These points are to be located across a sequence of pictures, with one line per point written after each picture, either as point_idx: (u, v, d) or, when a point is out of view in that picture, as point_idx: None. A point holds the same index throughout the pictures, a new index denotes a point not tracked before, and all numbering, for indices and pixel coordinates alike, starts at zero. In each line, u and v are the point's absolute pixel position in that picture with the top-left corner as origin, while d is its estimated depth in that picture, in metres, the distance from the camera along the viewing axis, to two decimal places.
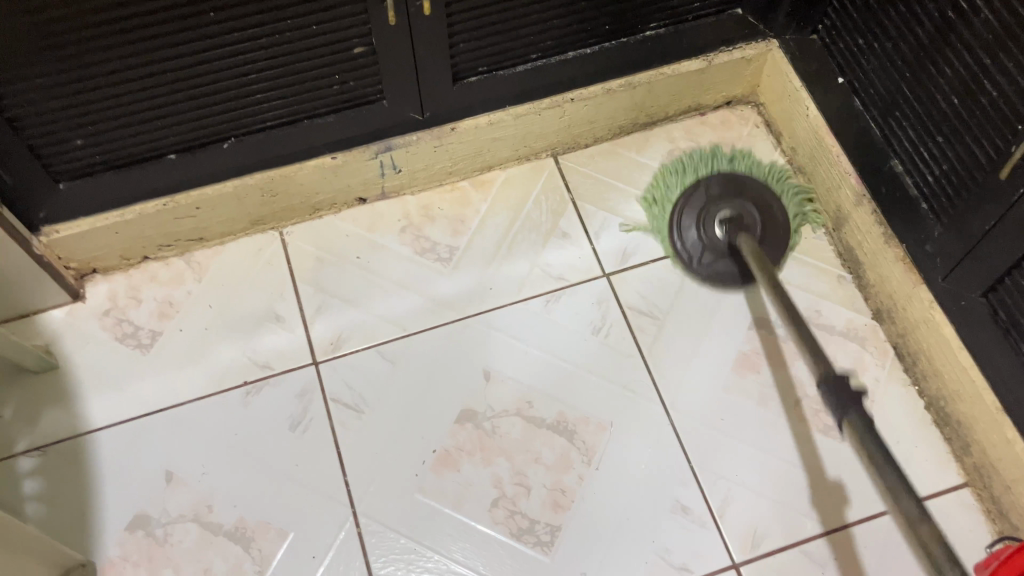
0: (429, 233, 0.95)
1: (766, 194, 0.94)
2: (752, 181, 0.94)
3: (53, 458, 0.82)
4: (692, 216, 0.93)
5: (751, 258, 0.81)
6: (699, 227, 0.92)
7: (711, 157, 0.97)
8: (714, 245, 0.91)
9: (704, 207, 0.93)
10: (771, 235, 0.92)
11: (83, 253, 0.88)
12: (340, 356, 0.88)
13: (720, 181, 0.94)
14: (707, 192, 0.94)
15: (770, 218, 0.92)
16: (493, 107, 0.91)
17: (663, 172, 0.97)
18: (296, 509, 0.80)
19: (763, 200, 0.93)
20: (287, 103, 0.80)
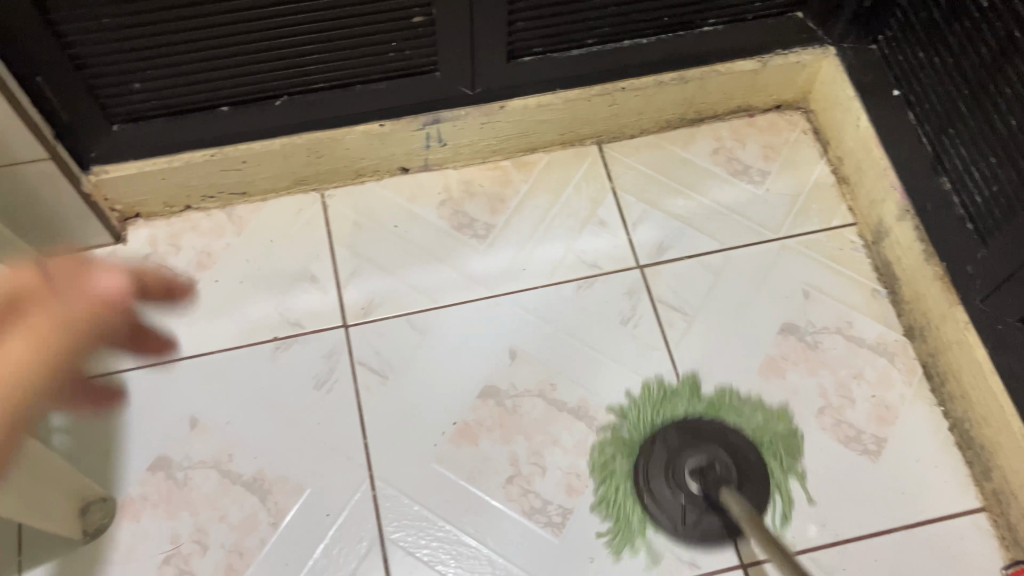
0: (468, 209, 0.96)
1: (728, 431, 0.83)
2: (715, 429, 0.83)
3: (83, 394, 0.83)
4: (659, 471, 0.81)
5: (746, 521, 0.68)
6: (669, 483, 0.80)
7: (663, 401, 0.85)
8: (686, 501, 0.79)
9: (669, 461, 0.81)
10: (751, 490, 0.80)
11: (129, 196, 0.89)
12: (370, 321, 0.89)
13: (677, 430, 0.83)
14: (665, 463, 0.81)
15: (741, 461, 0.81)
16: (544, 89, 0.91)
17: (618, 425, 0.84)
18: (315, 466, 0.81)
19: (730, 444, 0.82)
20: (341, 65, 0.81)
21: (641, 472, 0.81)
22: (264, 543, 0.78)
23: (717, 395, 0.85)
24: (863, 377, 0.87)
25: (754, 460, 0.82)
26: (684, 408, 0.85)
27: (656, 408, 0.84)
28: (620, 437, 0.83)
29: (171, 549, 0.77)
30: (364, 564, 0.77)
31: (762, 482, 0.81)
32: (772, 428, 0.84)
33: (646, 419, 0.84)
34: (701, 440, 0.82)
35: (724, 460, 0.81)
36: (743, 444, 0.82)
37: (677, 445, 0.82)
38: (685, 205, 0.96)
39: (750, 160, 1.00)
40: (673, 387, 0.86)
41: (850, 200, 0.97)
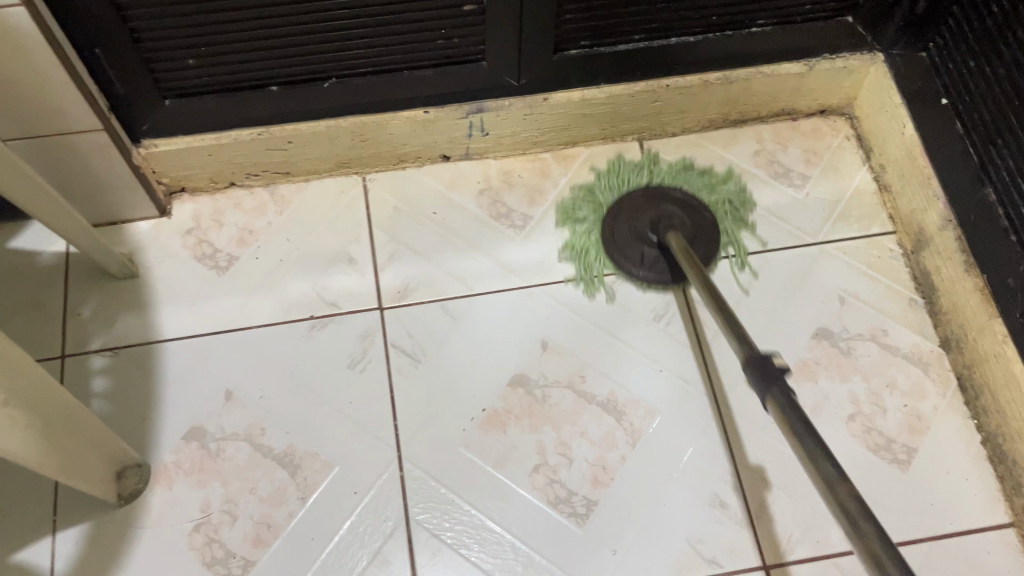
0: (507, 199, 0.96)
1: (689, 201, 0.95)
2: (678, 192, 0.95)
3: (124, 361, 0.85)
4: (624, 210, 0.94)
5: (685, 262, 0.79)
6: (637, 244, 0.92)
7: (648, 165, 0.99)
8: (644, 248, 0.91)
9: (631, 207, 0.94)
10: (700, 239, 0.92)
11: (176, 171, 0.91)
12: (405, 304, 0.90)
13: (641, 193, 0.95)
14: (627, 209, 0.94)
15: (697, 219, 0.93)
16: (588, 82, 0.92)
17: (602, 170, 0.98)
18: (345, 444, 0.82)
19: (686, 200, 0.95)
20: (390, 51, 0.82)
21: (607, 229, 0.93)
22: (292, 517, 0.79)
23: (691, 167, 0.99)
24: (896, 387, 0.86)
25: (709, 217, 0.94)
26: (661, 172, 0.98)
27: (623, 181, 0.97)
28: (592, 203, 0.96)
29: (202, 517, 0.79)
30: (388, 544, 0.78)
31: (711, 231, 0.93)
32: (724, 186, 0.97)
33: (622, 179, 0.97)
34: (659, 194, 0.95)
35: (676, 195, 0.95)
36: (699, 206, 0.95)
37: (646, 199, 0.95)
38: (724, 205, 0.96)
39: (791, 163, 0.99)
40: (633, 163, 0.99)
41: (890, 208, 0.96)
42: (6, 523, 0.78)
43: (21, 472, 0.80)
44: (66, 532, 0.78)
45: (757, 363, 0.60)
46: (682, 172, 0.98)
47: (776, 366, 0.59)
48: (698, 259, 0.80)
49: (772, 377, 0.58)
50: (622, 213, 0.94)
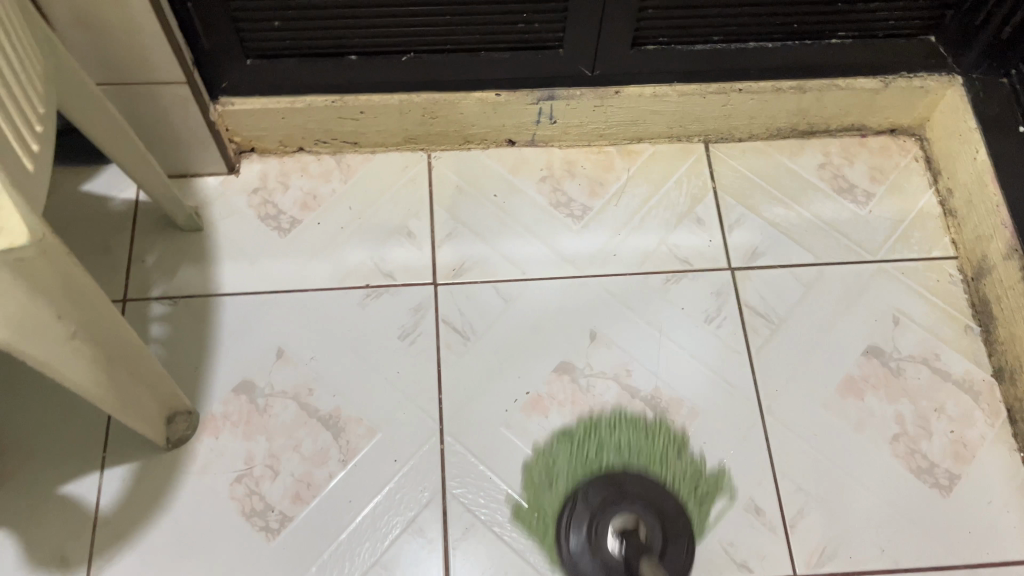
0: (567, 188, 0.97)
1: (646, 481, 0.80)
2: (635, 485, 0.80)
3: (182, 310, 0.88)
4: (583, 520, 0.78)
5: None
6: (589, 537, 0.77)
7: (589, 449, 0.82)
8: (611, 559, 0.76)
9: (590, 517, 0.78)
10: (674, 535, 0.78)
11: (248, 131, 0.93)
12: (459, 283, 0.91)
13: (601, 485, 0.80)
14: (584, 508, 0.79)
15: (664, 517, 0.78)
16: (661, 80, 0.92)
17: (536, 478, 0.81)
18: (388, 412, 0.84)
19: (646, 493, 0.79)
20: (471, 30, 0.83)
21: (568, 507, 0.79)
22: (332, 478, 0.81)
23: (639, 430, 0.83)
24: (943, 412, 0.85)
25: (672, 507, 0.79)
26: (611, 449, 0.82)
27: (578, 449, 0.82)
28: (537, 481, 0.81)
29: (244, 468, 0.81)
30: (424, 513, 0.79)
31: (682, 534, 0.78)
32: (675, 463, 0.82)
33: (572, 463, 0.82)
34: (620, 479, 0.80)
35: (647, 487, 0.80)
36: (660, 492, 0.80)
37: (611, 493, 0.79)
38: (785, 215, 0.96)
39: (856, 179, 0.99)
40: (589, 430, 0.83)
41: (954, 233, 0.95)
42: (58, 454, 0.80)
43: (76, 407, 0.83)
44: (113, 470, 0.80)
45: None
46: (626, 438, 0.83)
47: None
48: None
49: None
50: (575, 515, 0.79)
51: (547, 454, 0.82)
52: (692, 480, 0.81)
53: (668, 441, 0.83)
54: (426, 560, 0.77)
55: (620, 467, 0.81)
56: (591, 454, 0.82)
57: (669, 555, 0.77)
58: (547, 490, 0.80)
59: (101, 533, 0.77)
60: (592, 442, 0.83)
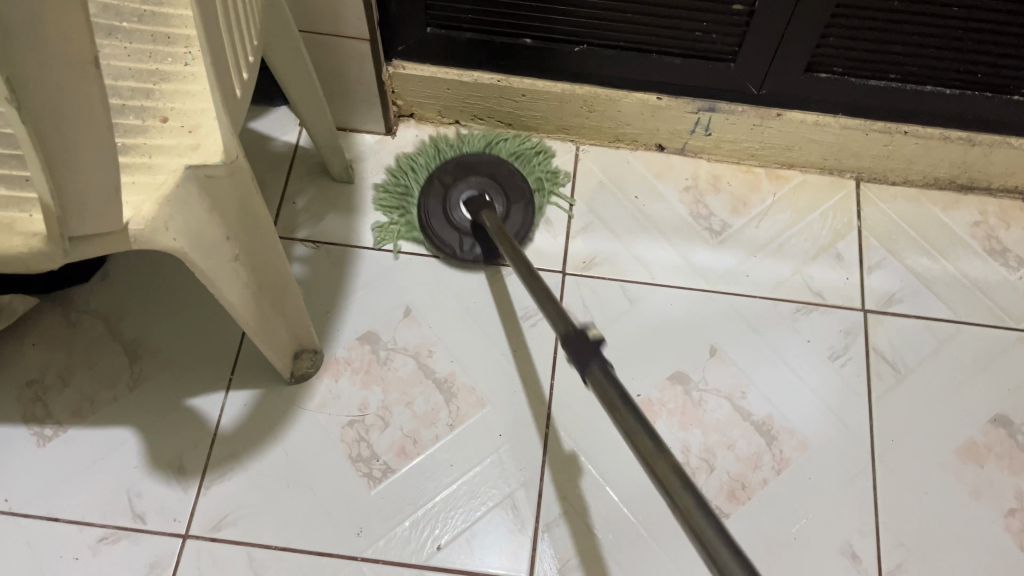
0: (710, 202, 0.97)
1: (495, 163, 0.93)
2: (485, 164, 0.93)
3: (323, 255, 0.91)
4: (438, 211, 0.91)
5: (499, 236, 0.77)
6: (446, 213, 0.91)
7: (441, 149, 0.97)
8: (460, 228, 0.90)
9: (445, 205, 0.91)
10: (515, 203, 0.91)
11: (413, 96, 0.96)
12: (588, 274, 0.91)
13: (451, 166, 0.93)
14: (440, 189, 0.92)
15: (510, 182, 0.92)
16: (826, 109, 0.91)
17: (393, 176, 0.96)
18: (500, 387, 0.85)
19: (506, 177, 0.92)
20: (648, 30, 0.84)
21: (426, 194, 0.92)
22: (438, 439, 0.83)
23: (496, 142, 0.98)
24: None
25: (525, 184, 0.93)
26: (465, 146, 0.97)
27: (437, 153, 0.97)
28: (396, 182, 0.95)
29: (357, 415, 0.84)
30: (520, 491, 0.81)
31: (529, 196, 0.92)
32: (536, 167, 0.97)
33: (437, 154, 0.97)
34: (464, 161, 0.94)
35: (486, 167, 0.93)
36: (511, 171, 0.93)
37: (457, 171, 0.93)
38: (929, 266, 0.93)
39: (1010, 243, 0.95)
40: (443, 142, 0.98)
41: None
42: (191, 368, 0.85)
43: (213, 327, 0.87)
44: (237, 392, 0.84)
45: (572, 340, 0.55)
46: (483, 140, 0.98)
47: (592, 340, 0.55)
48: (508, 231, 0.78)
49: (587, 355, 0.54)
50: (436, 202, 0.91)
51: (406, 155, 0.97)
52: (534, 160, 0.97)
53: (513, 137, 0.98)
54: (515, 538, 0.79)
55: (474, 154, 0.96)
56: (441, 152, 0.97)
57: (512, 217, 0.91)
58: (411, 174, 0.95)
59: (218, 450, 0.82)
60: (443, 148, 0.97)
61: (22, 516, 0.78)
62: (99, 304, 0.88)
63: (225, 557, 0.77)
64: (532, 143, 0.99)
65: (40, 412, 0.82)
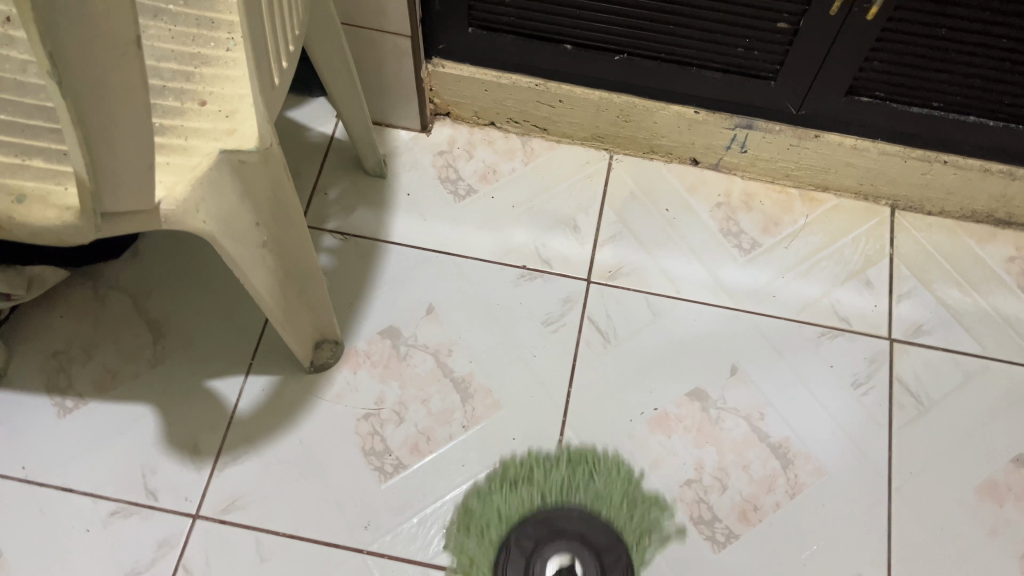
0: (741, 219, 0.96)
1: (587, 517, 0.79)
2: (573, 518, 0.79)
3: (350, 248, 0.92)
4: (517, 570, 0.77)
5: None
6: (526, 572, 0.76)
7: (534, 475, 0.81)
8: None
9: (537, 552, 0.77)
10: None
11: (450, 95, 0.96)
12: (613, 285, 0.91)
13: (535, 524, 0.79)
14: (523, 547, 0.78)
15: (604, 552, 0.77)
16: (865, 133, 0.90)
17: (471, 508, 0.80)
18: (517, 392, 0.85)
19: (592, 529, 0.79)
20: (690, 44, 0.84)
21: (507, 544, 0.78)
22: (451, 439, 0.83)
23: (567, 459, 0.82)
24: None
25: (625, 550, 0.78)
26: (553, 471, 0.81)
27: (513, 481, 0.81)
28: (481, 521, 0.79)
29: (373, 409, 0.84)
30: (529, 496, 0.80)
31: (625, 563, 0.77)
32: (616, 489, 0.81)
33: (524, 491, 0.81)
34: (556, 512, 0.80)
35: (578, 518, 0.79)
36: (608, 534, 0.78)
37: (545, 534, 0.78)
38: (961, 298, 0.92)
39: None
40: (521, 461, 0.82)
41: None
42: (212, 351, 0.86)
43: (237, 312, 0.88)
44: (256, 378, 0.85)
45: None
46: (564, 480, 0.81)
47: None
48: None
49: None
50: (520, 557, 0.77)
51: (489, 476, 0.81)
52: (616, 492, 0.81)
53: (594, 474, 0.81)
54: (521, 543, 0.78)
55: (559, 502, 0.80)
56: (535, 484, 0.81)
57: None
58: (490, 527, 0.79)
59: (233, 434, 0.82)
60: (528, 473, 0.81)
61: (38, 484, 0.79)
62: (128, 281, 0.89)
63: (232, 540, 0.78)
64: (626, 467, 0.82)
65: (63, 383, 0.84)
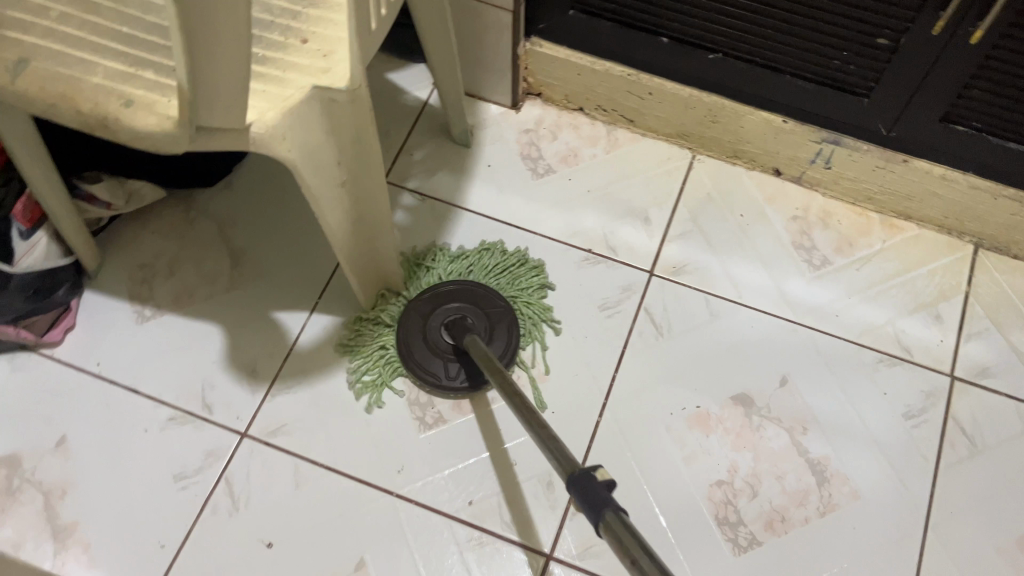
0: (815, 236, 0.95)
1: (465, 284, 0.87)
2: (461, 287, 0.87)
3: (426, 208, 0.95)
4: (415, 335, 0.85)
5: (483, 364, 0.71)
6: (424, 341, 0.84)
7: (427, 262, 0.90)
8: (443, 354, 0.84)
9: (428, 312, 0.85)
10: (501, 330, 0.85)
11: (543, 76, 0.99)
12: (675, 280, 0.92)
13: (427, 296, 0.86)
14: (415, 313, 0.86)
15: (494, 315, 0.86)
16: (957, 164, 0.88)
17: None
18: (563, 367, 0.87)
19: (488, 301, 0.87)
20: (786, 50, 0.83)
21: (406, 318, 0.85)
22: (493, 402, 0.85)
23: (475, 255, 0.91)
24: None
25: (504, 308, 0.87)
26: (450, 266, 0.90)
27: (414, 267, 0.90)
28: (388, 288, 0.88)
29: None
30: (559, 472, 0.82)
31: (510, 322, 0.86)
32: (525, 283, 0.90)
33: (430, 272, 0.90)
34: (444, 288, 0.87)
35: (456, 284, 0.87)
36: (487, 293, 0.87)
37: (438, 301, 0.86)
38: None
39: None
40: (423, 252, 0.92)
41: None
42: (283, 284, 0.90)
43: (312, 251, 0.92)
44: (320, 315, 0.89)
45: (579, 479, 0.50)
46: (458, 259, 0.91)
47: (601, 485, 0.50)
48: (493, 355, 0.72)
49: (601, 501, 0.48)
50: (417, 326, 0.85)
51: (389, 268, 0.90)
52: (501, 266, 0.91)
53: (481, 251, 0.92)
54: (544, 514, 0.80)
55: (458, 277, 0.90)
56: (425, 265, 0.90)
57: (494, 339, 0.85)
58: (392, 293, 0.88)
59: (290, 363, 0.86)
60: (427, 261, 0.91)
61: (109, 381, 0.85)
62: (217, 208, 0.95)
63: (274, 461, 0.82)
64: (511, 250, 0.92)
65: (145, 293, 0.90)
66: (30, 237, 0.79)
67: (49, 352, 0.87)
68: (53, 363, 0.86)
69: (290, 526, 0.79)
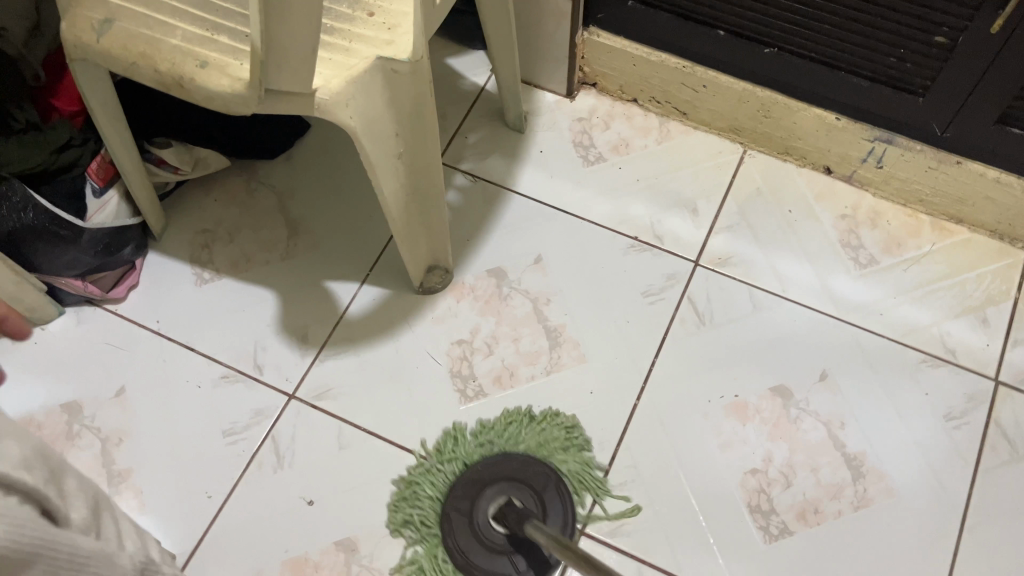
0: (863, 234, 0.95)
1: (505, 463, 0.82)
2: (493, 469, 0.81)
3: (478, 190, 0.98)
4: (471, 545, 0.78)
5: (554, 545, 0.63)
6: (471, 533, 0.78)
7: (444, 455, 0.82)
8: (502, 554, 0.77)
9: (472, 510, 0.79)
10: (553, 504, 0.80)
11: (599, 65, 1.01)
12: (719, 271, 0.92)
13: (459, 488, 0.80)
14: (462, 513, 0.79)
15: (536, 483, 0.81)
16: (1012, 167, 0.87)
17: (403, 492, 0.81)
18: (604, 349, 0.88)
19: (521, 472, 0.81)
20: (842, 47, 0.84)
21: (450, 514, 0.79)
22: (533, 379, 0.87)
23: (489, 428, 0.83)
24: None
25: (549, 474, 0.81)
26: (466, 442, 0.83)
27: (434, 460, 0.82)
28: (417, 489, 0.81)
29: (467, 337, 0.89)
30: (593, 450, 0.83)
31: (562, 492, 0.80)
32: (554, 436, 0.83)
33: (447, 466, 0.82)
34: (478, 471, 0.81)
35: (491, 465, 0.82)
36: (523, 462, 0.82)
37: (474, 492, 0.80)
38: None
39: None
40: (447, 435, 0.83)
41: None
42: (336, 255, 0.93)
43: (365, 226, 0.95)
44: (370, 287, 0.92)
45: None
46: (473, 438, 0.83)
47: None
48: (561, 535, 0.65)
49: None
50: (467, 524, 0.79)
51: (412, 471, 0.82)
52: (531, 429, 0.84)
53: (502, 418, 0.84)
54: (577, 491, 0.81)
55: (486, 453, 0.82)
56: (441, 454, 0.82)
57: (551, 516, 0.79)
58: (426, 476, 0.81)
59: (339, 331, 0.89)
60: (439, 448, 0.83)
61: (167, 338, 0.89)
62: (277, 180, 0.98)
63: (318, 423, 0.85)
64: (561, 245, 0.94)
65: (205, 257, 0.93)
66: (102, 196, 0.84)
67: (113, 307, 0.91)
68: (116, 317, 0.90)
69: (329, 486, 0.82)
